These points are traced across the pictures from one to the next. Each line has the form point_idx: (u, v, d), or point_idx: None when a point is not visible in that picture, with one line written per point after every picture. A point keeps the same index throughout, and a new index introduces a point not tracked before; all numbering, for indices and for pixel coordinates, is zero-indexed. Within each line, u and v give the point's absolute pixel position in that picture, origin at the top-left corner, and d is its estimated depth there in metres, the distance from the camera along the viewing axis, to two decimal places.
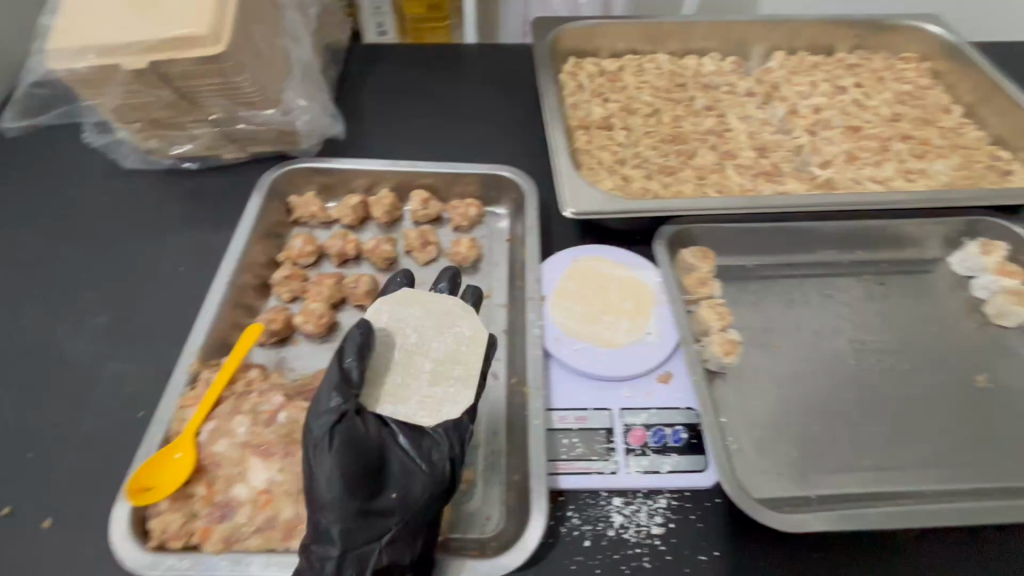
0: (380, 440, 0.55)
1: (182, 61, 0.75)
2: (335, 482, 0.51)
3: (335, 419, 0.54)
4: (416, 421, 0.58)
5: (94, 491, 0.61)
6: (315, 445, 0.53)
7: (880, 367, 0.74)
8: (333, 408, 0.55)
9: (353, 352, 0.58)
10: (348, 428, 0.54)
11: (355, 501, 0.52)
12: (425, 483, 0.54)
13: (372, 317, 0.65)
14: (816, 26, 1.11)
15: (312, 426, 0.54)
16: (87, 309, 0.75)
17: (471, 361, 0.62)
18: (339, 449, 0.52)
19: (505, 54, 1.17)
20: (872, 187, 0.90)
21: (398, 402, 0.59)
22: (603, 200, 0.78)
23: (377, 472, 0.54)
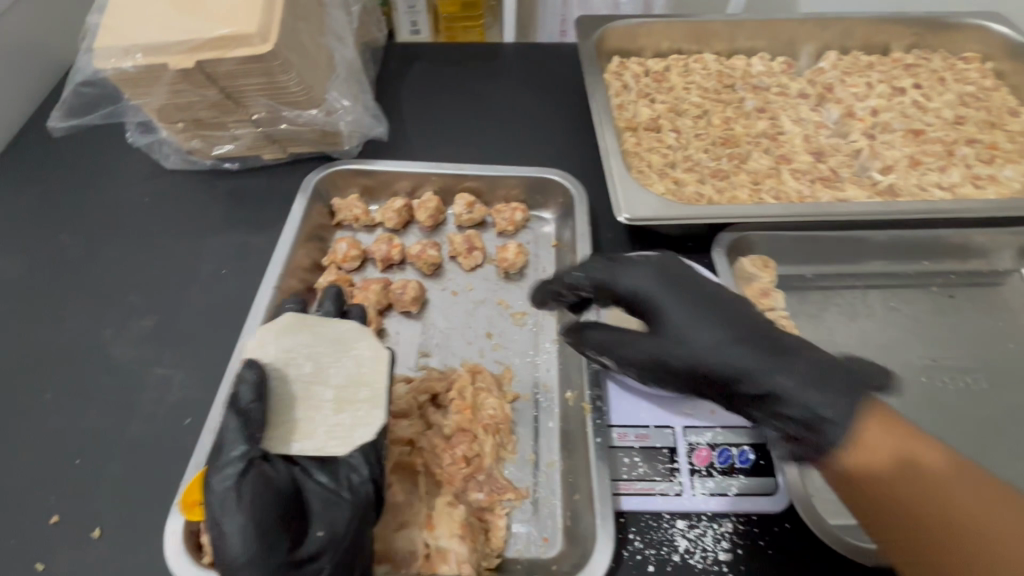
0: (293, 480, 0.53)
1: (229, 60, 0.72)
2: (250, 534, 0.48)
3: (237, 470, 0.51)
4: (328, 453, 0.55)
5: (142, 501, 0.59)
6: (220, 502, 0.49)
7: (953, 387, 0.71)
8: (235, 457, 0.51)
9: (245, 393, 0.54)
10: (258, 474, 0.51)
11: (276, 548, 0.49)
12: (350, 511, 0.53)
13: (257, 351, 0.58)
14: (871, 24, 1.06)
15: (212, 483, 0.50)
16: (132, 311, 0.74)
17: (376, 382, 0.59)
18: (251, 502, 0.49)
19: (545, 53, 1.14)
20: (938, 194, 0.85)
21: (303, 437, 0.55)
22: (659, 206, 0.75)
23: (297, 512, 0.52)
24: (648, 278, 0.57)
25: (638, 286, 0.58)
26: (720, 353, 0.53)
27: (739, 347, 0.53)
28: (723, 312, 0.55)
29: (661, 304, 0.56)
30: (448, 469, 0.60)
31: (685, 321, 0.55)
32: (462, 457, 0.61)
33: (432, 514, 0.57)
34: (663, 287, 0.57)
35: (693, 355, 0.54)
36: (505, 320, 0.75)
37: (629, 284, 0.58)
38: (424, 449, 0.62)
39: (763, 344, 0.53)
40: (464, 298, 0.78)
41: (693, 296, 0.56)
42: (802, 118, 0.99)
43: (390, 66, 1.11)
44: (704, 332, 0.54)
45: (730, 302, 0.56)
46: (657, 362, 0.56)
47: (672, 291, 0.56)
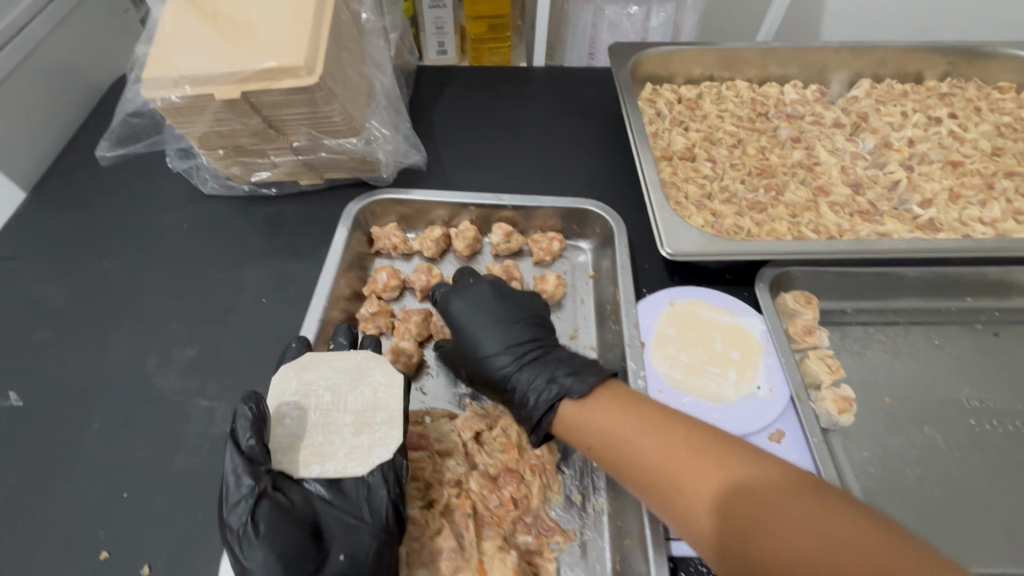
0: (307, 506, 0.53)
1: (274, 92, 0.73)
2: (275, 567, 0.48)
3: (250, 505, 0.50)
4: (351, 473, 0.56)
5: (189, 538, 0.59)
6: (238, 539, 0.48)
7: (1001, 430, 0.70)
8: (246, 491, 0.50)
9: (254, 427, 0.53)
10: (273, 506, 0.50)
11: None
12: (368, 530, 0.54)
13: (279, 385, 0.60)
14: (905, 53, 1.06)
15: (228, 517, 0.49)
16: (174, 340, 0.74)
17: (392, 405, 0.60)
18: (271, 533, 0.49)
19: (575, 77, 1.14)
20: (980, 229, 0.84)
21: (325, 461, 0.56)
22: (704, 242, 0.74)
23: (316, 537, 0.52)
24: (457, 297, 0.71)
25: (448, 304, 0.71)
26: (490, 356, 0.66)
27: (505, 353, 0.66)
28: (501, 323, 0.68)
29: (458, 318, 0.70)
30: (496, 510, 0.61)
31: (473, 331, 0.68)
32: (510, 498, 0.61)
33: (481, 557, 0.58)
34: (464, 303, 0.70)
35: (471, 361, 0.68)
36: None
37: (444, 302, 0.72)
38: (472, 490, 0.62)
39: (523, 352, 0.65)
40: None
41: (487, 311, 0.69)
42: (838, 148, 0.98)
43: (422, 90, 1.11)
44: (481, 341, 0.67)
45: (514, 320, 0.68)
46: (452, 362, 0.71)
47: (470, 311, 0.70)
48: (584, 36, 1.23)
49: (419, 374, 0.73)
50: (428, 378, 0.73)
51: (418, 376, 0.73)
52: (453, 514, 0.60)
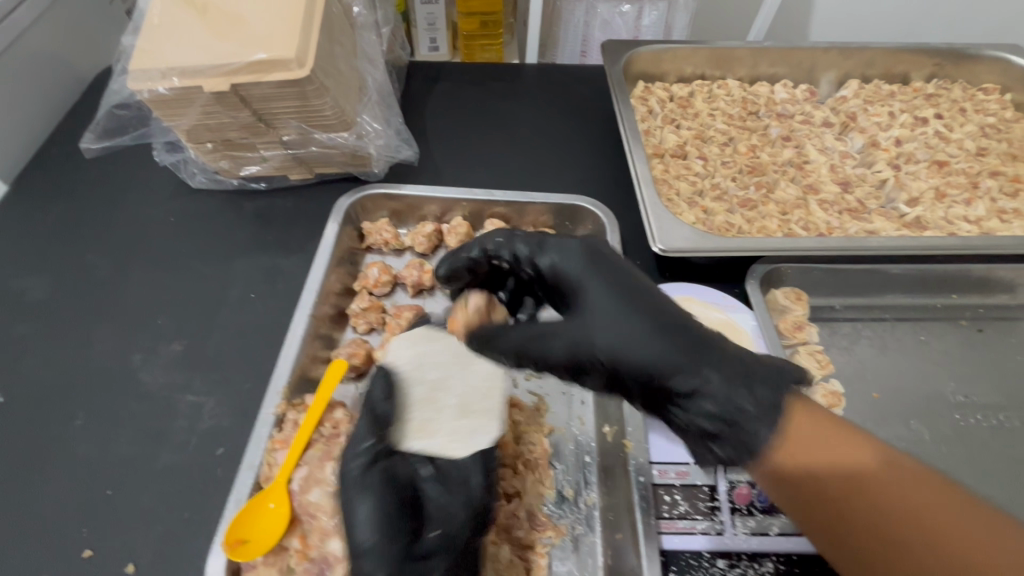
0: (411, 477, 0.55)
1: (264, 85, 0.72)
2: (375, 525, 0.51)
3: (368, 461, 0.54)
4: (450, 454, 0.57)
5: (175, 535, 0.58)
6: (351, 490, 0.53)
7: (985, 424, 0.71)
8: (365, 449, 0.55)
9: (378, 392, 0.58)
10: (383, 468, 0.54)
11: (397, 542, 0.51)
12: (462, 513, 0.56)
13: (391, 354, 0.62)
14: (892, 54, 1.07)
15: (346, 469, 0.54)
16: (160, 335, 0.73)
17: (494, 396, 0.60)
18: (378, 491, 0.52)
19: (568, 75, 1.14)
20: (965, 228, 0.86)
21: (427, 437, 0.57)
22: (695, 239, 0.75)
23: (413, 511, 0.54)
24: (569, 251, 0.55)
25: (554, 262, 0.56)
26: (642, 337, 0.50)
27: (664, 335, 0.49)
28: (653, 303, 0.51)
29: (577, 282, 0.53)
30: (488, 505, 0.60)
31: (617, 311, 0.51)
32: (502, 494, 0.62)
33: None
34: (579, 261, 0.54)
35: (606, 341, 0.51)
36: None
37: (549, 257, 0.56)
38: None
39: (687, 335, 0.49)
40: None
41: (614, 273, 0.53)
42: (827, 147, 1.00)
43: (413, 86, 1.10)
44: (620, 313, 0.51)
45: (649, 285, 0.53)
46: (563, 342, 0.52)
47: (608, 284, 0.52)
48: (576, 34, 1.23)
49: None
50: None
51: None
52: None
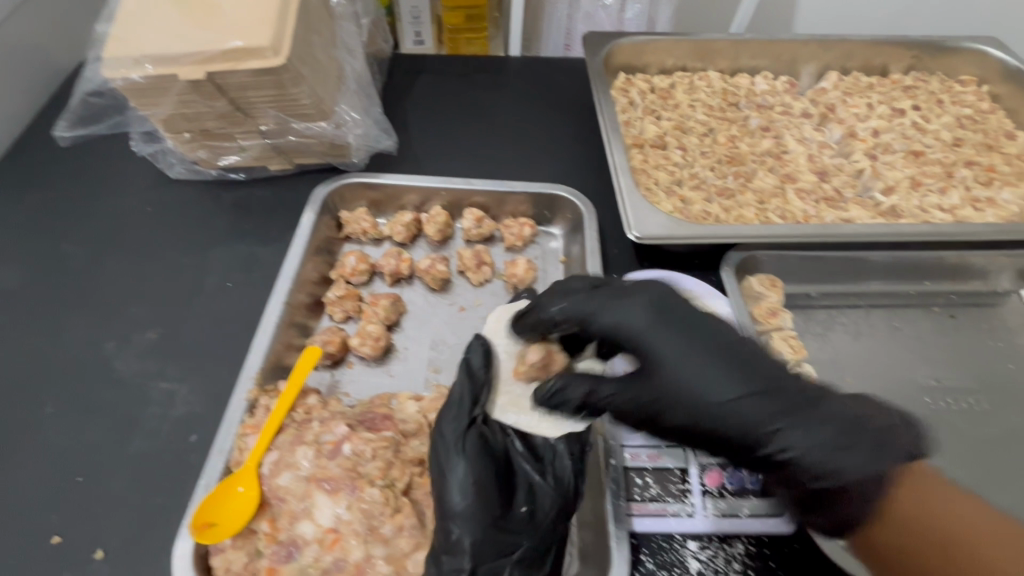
0: (505, 450, 0.57)
1: (239, 74, 0.72)
2: (470, 490, 0.52)
3: (466, 424, 0.56)
4: (541, 433, 0.59)
5: (144, 522, 0.58)
6: (447, 449, 0.55)
7: (956, 408, 0.72)
8: (464, 412, 0.57)
9: (476, 357, 0.62)
10: (478, 434, 0.56)
11: (488, 510, 0.52)
12: (552, 496, 0.56)
13: (492, 325, 0.67)
14: (871, 46, 1.08)
15: (442, 432, 0.56)
16: (135, 324, 0.73)
17: None
18: (473, 454, 0.54)
19: (551, 67, 1.14)
20: (939, 216, 0.87)
21: (520, 412, 0.60)
22: (670, 226, 0.75)
23: (505, 483, 0.55)
24: (640, 314, 0.55)
25: (625, 324, 0.55)
26: (739, 407, 0.52)
27: (761, 402, 0.52)
28: (732, 358, 0.53)
29: (658, 348, 0.54)
30: None
31: (692, 367, 0.53)
32: None
33: None
34: (649, 322, 0.55)
35: (702, 411, 0.52)
36: None
37: (615, 320, 0.55)
38: None
39: (778, 399, 0.52)
40: (472, 314, 0.78)
41: (693, 334, 0.54)
42: (806, 137, 1.00)
43: (395, 77, 1.10)
44: (712, 383, 0.52)
45: (722, 340, 0.54)
46: (655, 412, 0.54)
47: (683, 340, 0.53)
48: (560, 26, 1.23)
49: (387, 356, 0.72)
50: (395, 361, 0.72)
51: (385, 359, 0.73)
52: (416, 493, 0.57)
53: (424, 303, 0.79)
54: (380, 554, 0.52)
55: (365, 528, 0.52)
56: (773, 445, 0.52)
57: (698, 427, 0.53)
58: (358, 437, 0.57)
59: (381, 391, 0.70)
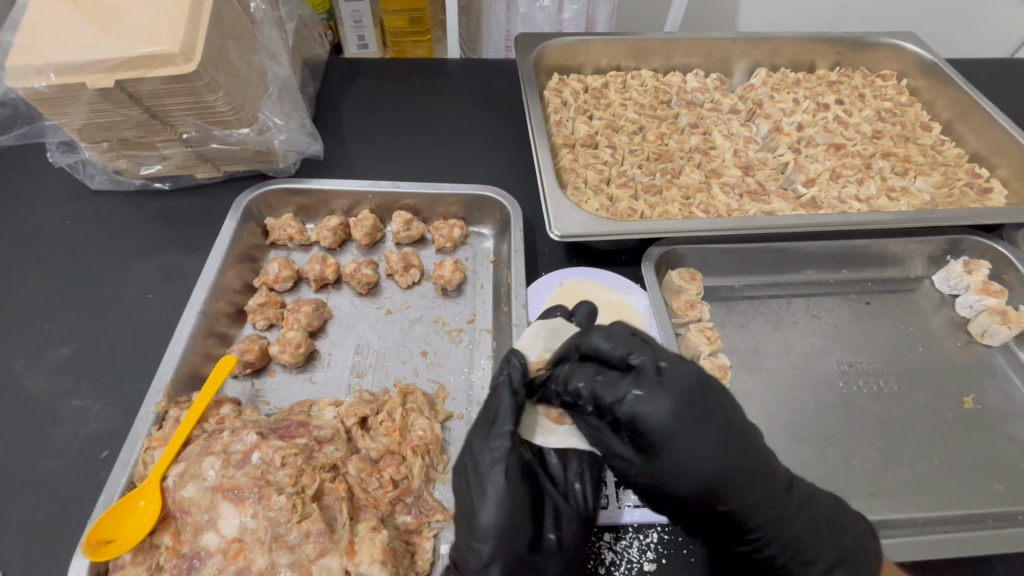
0: (535, 470, 0.56)
1: (151, 81, 0.68)
2: (507, 514, 0.51)
3: (507, 446, 0.53)
4: (576, 458, 0.60)
5: (46, 541, 0.57)
6: (485, 469, 0.52)
7: (868, 390, 0.74)
8: (505, 434, 0.54)
9: (519, 378, 0.56)
10: (519, 459, 0.53)
11: (520, 536, 0.51)
12: (576, 521, 0.55)
13: (531, 337, 0.63)
14: (797, 43, 1.11)
15: (482, 450, 0.53)
16: (48, 340, 0.71)
17: None
18: (514, 479, 0.52)
19: (488, 69, 1.15)
20: (856, 206, 0.90)
21: (550, 433, 0.58)
22: (589, 223, 0.75)
23: (538, 504, 0.53)
24: (665, 413, 0.51)
25: (659, 422, 0.51)
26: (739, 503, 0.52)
27: (761, 501, 0.53)
28: (749, 464, 0.52)
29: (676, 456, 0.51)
30: (374, 492, 0.59)
31: (726, 479, 0.51)
32: (389, 480, 0.60)
33: (353, 539, 0.54)
34: (694, 430, 0.51)
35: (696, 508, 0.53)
36: (440, 338, 0.77)
37: (649, 413, 0.51)
38: (349, 474, 0.59)
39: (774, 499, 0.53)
40: (400, 317, 0.78)
41: (710, 444, 0.51)
42: (733, 133, 1.03)
43: (331, 82, 1.09)
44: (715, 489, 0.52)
45: (740, 447, 0.52)
46: (652, 495, 0.55)
47: (718, 449, 0.51)
48: (500, 28, 1.23)
49: (308, 363, 0.72)
50: (318, 368, 0.72)
51: (309, 365, 0.72)
52: (326, 498, 0.56)
53: (350, 308, 0.79)
54: (284, 561, 0.51)
55: (269, 537, 0.52)
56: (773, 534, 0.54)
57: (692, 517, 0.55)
58: (268, 445, 0.57)
59: (303, 398, 0.70)
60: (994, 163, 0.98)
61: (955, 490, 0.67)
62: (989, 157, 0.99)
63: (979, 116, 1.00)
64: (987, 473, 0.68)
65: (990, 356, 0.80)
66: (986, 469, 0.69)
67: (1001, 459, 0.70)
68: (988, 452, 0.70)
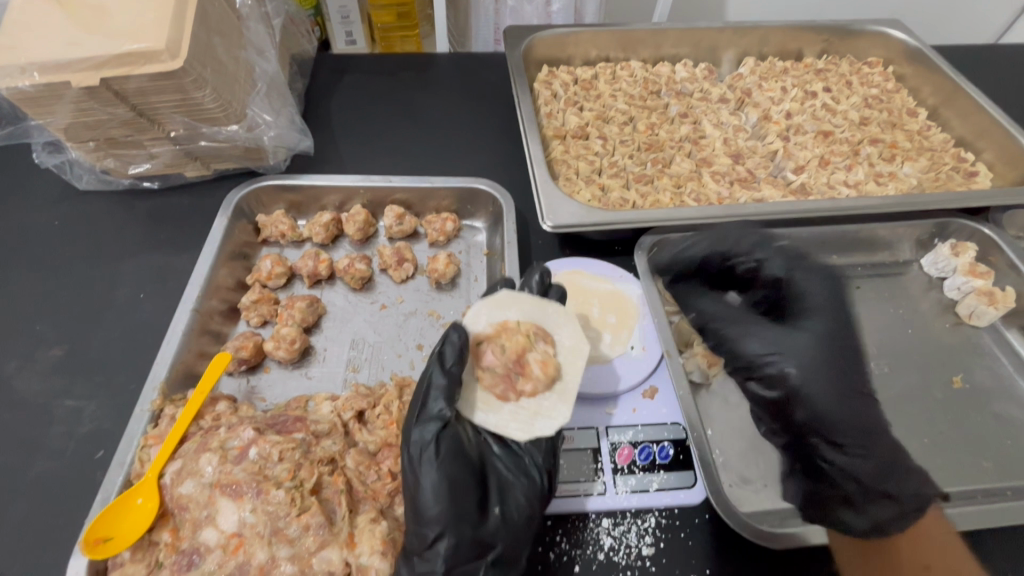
0: (475, 450, 0.57)
1: (137, 79, 0.67)
2: (445, 492, 0.51)
3: (438, 428, 0.54)
4: (510, 433, 0.58)
5: (43, 541, 0.56)
6: (419, 453, 0.53)
7: None
8: (436, 414, 0.55)
9: (457, 352, 0.58)
10: (452, 437, 0.55)
11: (462, 512, 0.52)
12: (525, 495, 0.56)
13: (469, 316, 0.64)
14: (784, 32, 1.12)
15: (416, 433, 0.54)
16: (40, 342, 0.71)
17: (567, 379, 0.61)
18: (447, 458, 0.53)
19: (478, 62, 1.15)
20: (844, 192, 0.91)
21: (489, 413, 0.59)
22: (581, 213, 0.76)
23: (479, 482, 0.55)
24: (818, 290, 0.70)
25: (813, 289, 0.70)
26: (808, 393, 0.63)
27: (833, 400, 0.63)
28: (835, 352, 0.65)
29: (810, 322, 0.67)
30: (372, 485, 0.59)
31: (810, 364, 0.64)
32: (388, 472, 0.60)
33: (352, 531, 0.54)
34: (829, 301, 0.69)
35: (810, 370, 0.63)
36: (435, 331, 0.77)
37: (802, 282, 0.70)
38: (347, 467, 0.59)
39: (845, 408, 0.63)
40: (394, 311, 0.78)
41: (839, 330, 0.67)
42: (722, 122, 1.04)
43: (319, 77, 1.08)
44: (816, 364, 0.64)
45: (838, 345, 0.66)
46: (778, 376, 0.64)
47: (810, 341, 0.65)
48: (488, 22, 1.22)
49: (303, 359, 0.72)
50: (312, 363, 0.72)
51: (304, 361, 0.72)
52: (325, 491, 0.56)
53: (344, 303, 0.79)
54: (285, 554, 0.52)
55: (269, 530, 0.52)
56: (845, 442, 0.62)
57: (806, 382, 0.63)
58: (265, 440, 0.57)
59: (299, 393, 0.70)
60: (979, 147, 0.99)
61: (947, 468, 0.68)
62: (974, 141, 1.00)
63: (964, 100, 1.01)
64: (977, 451, 0.70)
65: (978, 337, 0.82)
66: (976, 447, 0.70)
67: (990, 436, 0.71)
68: (978, 430, 0.72)
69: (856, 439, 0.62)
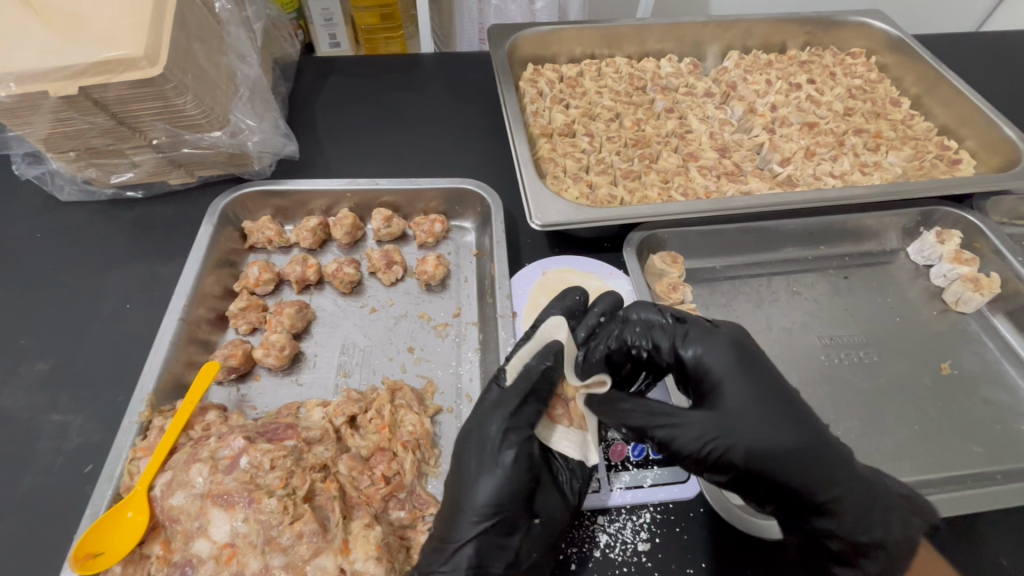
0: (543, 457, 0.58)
1: (115, 86, 0.66)
2: (500, 496, 0.54)
3: (519, 435, 0.57)
4: (561, 452, 0.60)
5: (31, 557, 0.56)
6: (490, 455, 0.55)
7: (850, 363, 0.76)
8: (520, 425, 0.57)
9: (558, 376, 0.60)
10: (527, 447, 0.56)
11: (511, 518, 0.54)
12: (569, 512, 0.56)
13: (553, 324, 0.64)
14: (767, 25, 1.12)
15: (489, 438, 0.56)
16: (24, 356, 0.70)
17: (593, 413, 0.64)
18: (516, 466, 0.55)
19: (463, 62, 1.14)
20: (830, 182, 0.91)
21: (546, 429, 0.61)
22: (571, 211, 0.75)
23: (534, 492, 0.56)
24: (711, 353, 0.59)
25: (711, 362, 0.59)
26: (779, 470, 0.54)
27: (806, 471, 0.53)
28: (788, 414, 0.56)
29: (723, 385, 0.58)
30: (366, 490, 0.59)
31: (764, 439, 0.54)
32: (381, 477, 0.60)
33: (346, 537, 0.54)
34: (732, 364, 0.58)
35: (758, 443, 0.54)
36: (427, 333, 0.76)
37: (699, 356, 0.60)
38: (340, 473, 0.59)
39: (829, 469, 0.54)
40: (384, 315, 0.78)
41: (769, 390, 0.57)
42: (708, 117, 1.04)
43: (303, 81, 1.07)
44: (771, 435, 0.54)
45: (791, 405, 0.57)
46: (728, 458, 0.54)
47: (758, 407, 0.56)
48: (472, 21, 1.21)
49: (294, 366, 0.72)
50: (302, 369, 0.72)
51: (294, 367, 0.72)
52: (318, 498, 0.56)
53: (334, 308, 0.78)
54: (278, 563, 0.51)
55: (262, 539, 0.52)
56: (819, 491, 0.53)
57: (755, 455, 0.54)
58: (255, 449, 0.56)
59: (290, 400, 0.69)
60: (962, 135, 1.00)
61: (936, 455, 0.68)
62: (957, 129, 1.01)
63: (946, 89, 1.02)
64: (966, 436, 0.70)
65: (965, 323, 0.82)
66: (965, 433, 0.71)
67: (978, 421, 0.72)
68: (967, 416, 0.72)
69: (822, 488, 0.53)
